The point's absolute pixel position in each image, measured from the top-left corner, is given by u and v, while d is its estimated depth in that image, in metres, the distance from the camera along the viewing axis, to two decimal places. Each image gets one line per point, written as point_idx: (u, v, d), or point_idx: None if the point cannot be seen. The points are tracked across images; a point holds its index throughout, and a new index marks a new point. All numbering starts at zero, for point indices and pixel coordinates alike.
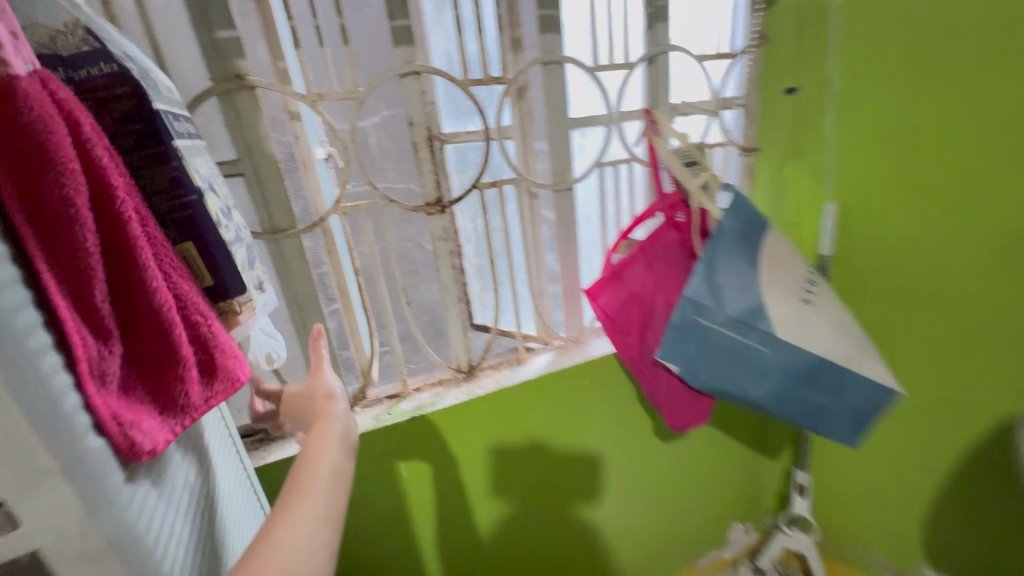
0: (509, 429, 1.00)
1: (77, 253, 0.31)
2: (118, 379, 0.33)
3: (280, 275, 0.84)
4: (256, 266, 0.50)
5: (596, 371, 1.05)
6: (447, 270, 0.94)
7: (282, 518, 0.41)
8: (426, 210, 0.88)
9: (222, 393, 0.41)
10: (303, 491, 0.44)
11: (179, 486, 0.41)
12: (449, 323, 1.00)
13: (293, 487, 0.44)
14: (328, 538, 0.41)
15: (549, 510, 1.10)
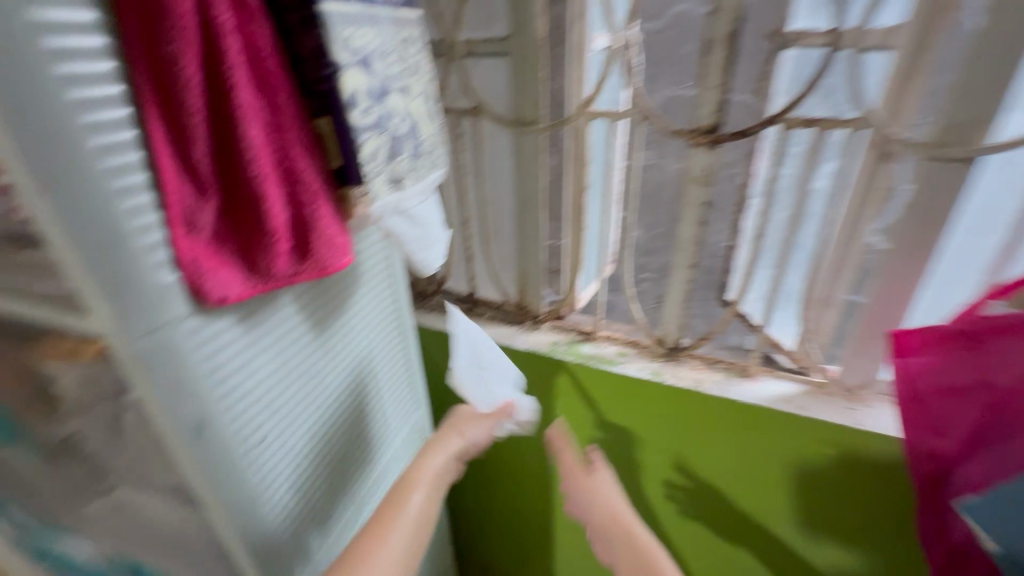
0: (687, 434, 0.82)
1: (181, 110, 0.33)
2: (211, 231, 0.37)
3: (516, 170, 0.82)
4: (402, 159, 0.46)
5: (846, 442, 0.70)
6: (689, 225, 0.74)
7: (373, 546, 0.50)
8: (693, 137, 0.67)
9: (309, 274, 0.43)
10: (395, 516, 0.52)
11: (279, 334, 0.47)
12: (670, 285, 0.81)
13: (389, 505, 0.53)
14: (409, 562, 0.51)
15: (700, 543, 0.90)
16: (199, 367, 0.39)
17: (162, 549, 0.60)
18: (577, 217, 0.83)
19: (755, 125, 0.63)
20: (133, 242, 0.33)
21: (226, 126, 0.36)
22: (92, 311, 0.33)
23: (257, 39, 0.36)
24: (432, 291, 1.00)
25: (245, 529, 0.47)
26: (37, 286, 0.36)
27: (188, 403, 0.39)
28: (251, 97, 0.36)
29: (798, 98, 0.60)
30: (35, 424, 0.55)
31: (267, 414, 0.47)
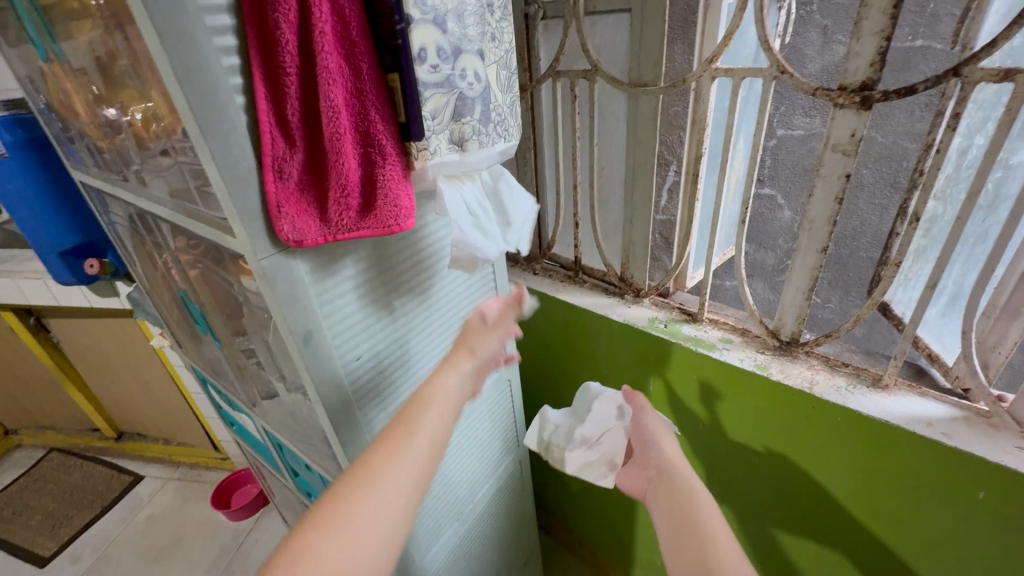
0: (792, 442, 0.74)
1: (279, 73, 0.40)
2: (296, 180, 0.44)
3: (629, 137, 0.79)
4: (468, 121, 0.50)
5: (1000, 483, 0.56)
6: (824, 202, 0.63)
7: (380, 466, 0.41)
8: (839, 100, 0.57)
9: (371, 228, 0.47)
10: (406, 435, 0.43)
11: (375, 273, 0.56)
12: (792, 273, 0.71)
13: (399, 418, 0.45)
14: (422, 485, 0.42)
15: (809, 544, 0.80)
16: (310, 287, 0.49)
17: (296, 434, 0.76)
18: (691, 188, 0.76)
19: (926, 80, 0.52)
20: (257, 182, 0.42)
21: (314, 88, 0.41)
22: (236, 233, 0.43)
23: (345, 8, 0.41)
24: (540, 256, 1.03)
25: (341, 426, 0.58)
26: (209, 211, 0.47)
27: (299, 311, 0.48)
28: (337, 63, 0.41)
29: (993, 42, 0.47)
30: (221, 322, 0.74)
31: (359, 336, 0.56)
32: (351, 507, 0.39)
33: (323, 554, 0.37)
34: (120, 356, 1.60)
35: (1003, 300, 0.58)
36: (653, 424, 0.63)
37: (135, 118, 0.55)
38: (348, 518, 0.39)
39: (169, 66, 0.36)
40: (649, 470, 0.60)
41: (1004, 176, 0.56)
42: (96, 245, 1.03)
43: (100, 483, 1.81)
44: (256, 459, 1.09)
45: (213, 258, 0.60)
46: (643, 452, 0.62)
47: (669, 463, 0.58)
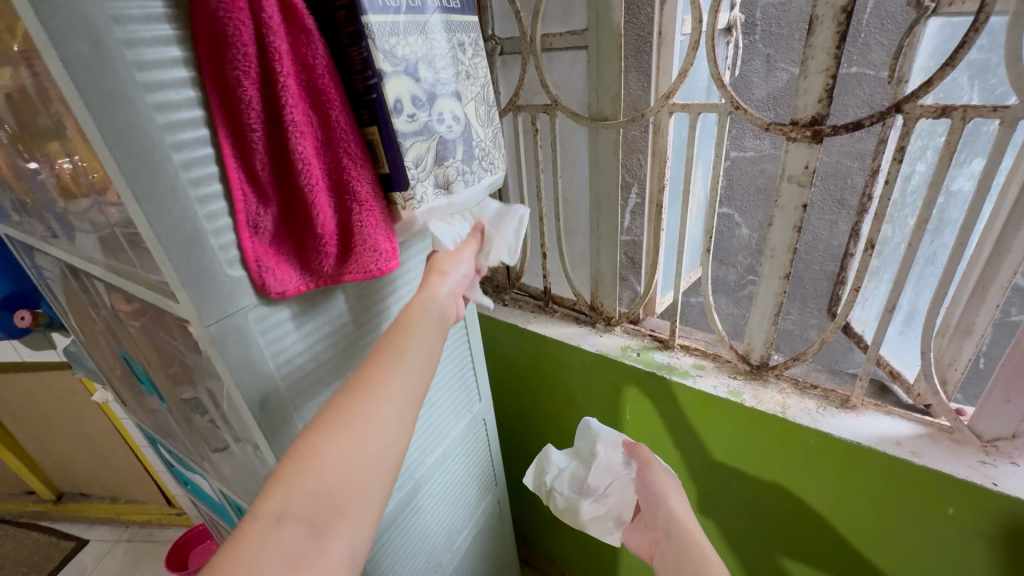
0: (767, 467, 0.74)
1: (244, 128, 0.38)
2: (271, 233, 0.42)
3: (592, 168, 0.79)
4: (451, 163, 0.49)
5: (966, 498, 0.58)
6: (784, 230, 0.65)
7: (379, 380, 0.40)
8: (791, 133, 0.58)
9: (354, 275, 0.46)
10: (401, 347, 0.42)
11: (339, 326, 0.52)
12: (757, 298, 0.72)
13: (390, 334, 0.43)
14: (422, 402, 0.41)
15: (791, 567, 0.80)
16: (266, 349, 0.45)
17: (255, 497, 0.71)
18: (656, 217, 0.77)
19: (871, 116, 0.54)
20: (210, 243, 0.39)
21: (283, 139, 0.39)
22: (178, 299, 0.40)
23: (314, 57, 0.39)
24: (508, 286, 1.01)
25: None
26: (148, 274, 0.43)
27: (253, 376, 0.45)
28: (303, 113, 0.40)
29: (929, 81, 0.49)
30: (168, 379, 0.68)
31: (323, 393, 0.53)
32: (355, 413, 0.38)
33: (324, 467, 0.35)
34: (57, 410, 1.47)
35: (955, 319, 0.61)
36: (660, 480, 0.62)
37: (63, 171, 0.50)
38: (348, 424, 0.37)
39: (98, 131, 0.32)
40: (655, 529, 0.59)
41: (947, 202, 0.58)
42: (28, 295, 0.95)
43: (37, 552, 1.64)
44: (214, 519, 1.01)
45: (159, 315, 0.56)
46: (650, 510, 0.60)
47: (678, 523, 0.57)
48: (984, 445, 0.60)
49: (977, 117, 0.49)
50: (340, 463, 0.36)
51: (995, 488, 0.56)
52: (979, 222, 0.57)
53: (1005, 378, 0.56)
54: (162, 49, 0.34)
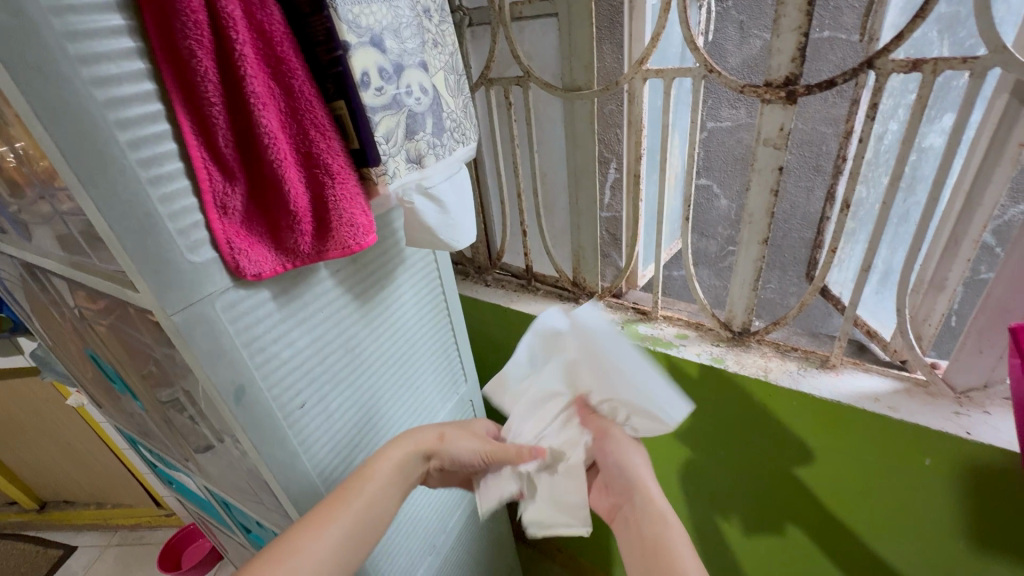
0: (754, 431, 0.75)
1: (201, 101, 0.35)
2: (241, 213, 0.40)
3: (568, 141, 0.78)
4: (421, 138, 0.47)
5: (943, 449, 0.59)
6: (761, 194, 0.65)
7: (322, 523, 0.48)
8: (766, 95, 0.58)
9: (334, 252, 0.44)
10: (343, 501, 0.50)
11: (318, 311, 0.51)
12: (737, 265, 0.73)
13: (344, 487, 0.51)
14: (357, 540, 0.49)
15: (778, 527, 0.82)
16: (238, 338, 0.44)
17: (242, 491, 0.69)
18: (634, 188, 0.76)
19: (843, 74, 0.53)
20: (168, 227, 0.37)
21: (244, 112, 0.37)
22: (139, 288, 0.38)
23: (269, 25, 0.37)
24: (490, 267, 1.00)
25: (289, 482, 0.52)
26: (106, 264, 0.41)
27: (226, 366, 0.43)
28: (265, 84, 0.38)
29: (900, 35, 0.49)
30: (141, 378, 0.66)
31: (307, 380, 0.51)
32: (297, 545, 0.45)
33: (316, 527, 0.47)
34: (32, 418, 1.42)
35: (928, 275, 0.62)
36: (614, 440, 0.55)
37: (7, 162, 0.48)
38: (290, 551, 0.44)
39: (31, 108, 0.30)
40: (614, 495, 0.55)
41: (919, 159, 0.59)
42: None
43: (23, 562, 1.60)
44: (202, 517, 1.00)
45: (122, 310, 0.53)
46: (607, 474, 0.55)
47: (639, 488, 0.52)
48: (958, 396, 0.61)
49: (948, 69, 0.49)
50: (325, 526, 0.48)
51: (969, 437, 0.57)
52: (950, 176, 0.58)
53: (977, 330, 0.57)
54: (100, 17, 0.31)
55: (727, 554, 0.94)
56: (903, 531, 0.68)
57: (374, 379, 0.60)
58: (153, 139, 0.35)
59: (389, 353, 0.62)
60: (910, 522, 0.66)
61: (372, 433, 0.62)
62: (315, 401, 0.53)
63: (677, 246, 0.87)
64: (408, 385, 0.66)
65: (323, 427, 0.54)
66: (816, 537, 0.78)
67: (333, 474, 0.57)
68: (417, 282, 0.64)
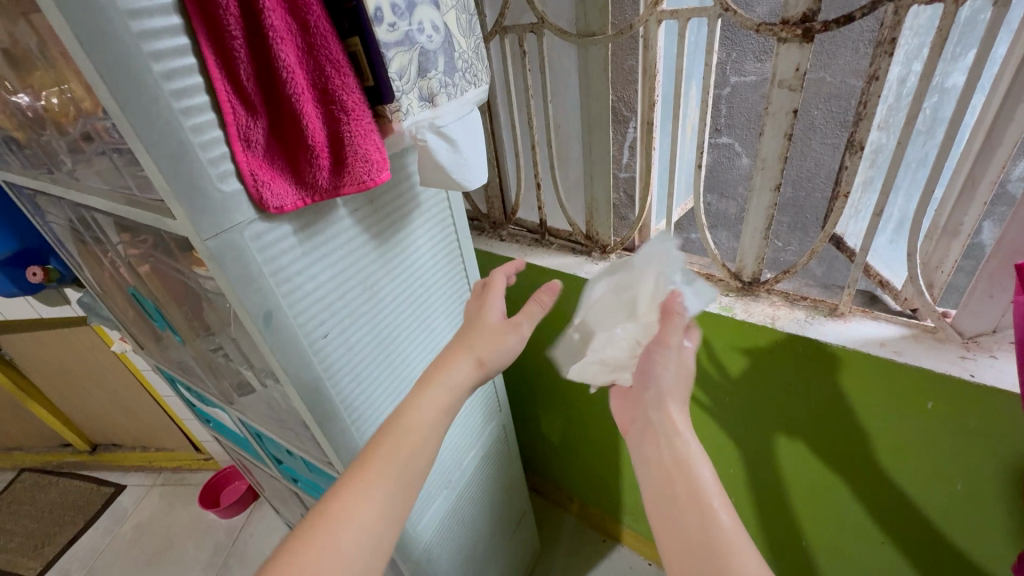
0: (758, 378, 0.77)
1: (224, 35, 0.38)
2: (264, 147, 0.43)
3: (582, 90, 0.78)
4: (433, 76, 0.48)
5: (946, 392, 0.60)
6: (774, 138, 0.64)
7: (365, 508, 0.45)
8: (781, 33, 0.57)
9: (350, 187, 0.47)
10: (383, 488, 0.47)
11: (340, 246, 0.54)
12: (749, 215, 0.73)
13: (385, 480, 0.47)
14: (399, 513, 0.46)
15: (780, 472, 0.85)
16: (265, 267, 0.47)
17: (273, 421, 0.75)
18: (647, 137, 0.76)
19: (863, 8, 0.52)
20: (199, 156, 0.40)
21: (263, 46, 0.39)
22: (175, 214, 0.41)
23: None
24: (505, 222, 1.02)
25: (315, 405, 0.57)
26: (145, 195, 0.45)
27: (256, 292, 0.47)
28: (283, 19, 0.39)
29: None
30: (179, 316, 0.71)
31: (329, 311, 0.55)
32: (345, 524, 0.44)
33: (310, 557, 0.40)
34: (81, 367, 1.53)
35: (943, 220, 0.61)
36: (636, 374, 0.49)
37: (54, 102, 0.52)
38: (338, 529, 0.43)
39: (74, 37, 0.33)
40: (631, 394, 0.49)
41: (940, 100, 0.57)
42: (36, 252, 0.98)
43: (80, 497, 1.76)
44: (238, 453, 1.08)
45: (158, 245, 0.58)
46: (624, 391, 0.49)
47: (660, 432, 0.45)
48: (966, 342, 0.62)
49: None
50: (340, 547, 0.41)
51: (973, 379, 0.58)
52: (970, 117, 0.56)
53: (988, 275, 0.57)
54: None
55: (731, 498, 0.97)
56: (902, 472, 0.70)
57: (391, 315, 0.64)
58: (184, 72, 0.38)
59: (404, 294, 0.65)
60: (908, 464, 0.68)
61: (392, 367, 0.66)
62: (337, 331, 0.56)
63: (690, 203, 0.87)
64: (422, 327, 0.70)
65: (345, 356, 0.58)
66: (817, 480, 0.80)
67: (354, 401, 0.61)
68: (431, 226, 0.67)
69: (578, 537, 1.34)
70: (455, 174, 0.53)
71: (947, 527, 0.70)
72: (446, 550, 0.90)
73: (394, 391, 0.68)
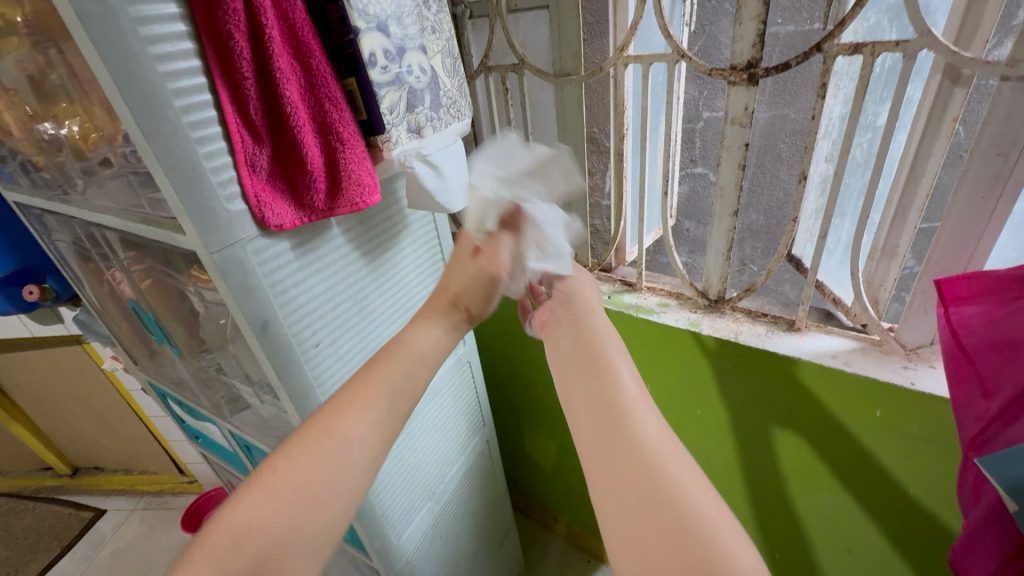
0: (726, 391, 0.82)
1: (237, 75, 0.44)
2: (267, 171, 0.48)
3: (560, 123, 0.85)
4: (421, 111, 0.54)
5: (891, 399, 0.65)
6: (730, 168, 0.71)
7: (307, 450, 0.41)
8: (730, 77, 0.65)
9: (344, 208, 0.52)
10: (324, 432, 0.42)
11: (331, 261, 0.59)
12: (712, 238, 0.79)
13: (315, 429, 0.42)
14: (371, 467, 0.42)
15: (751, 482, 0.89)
16: (263, 279, 0.52)
17: (264, 430, 0.78)
18: (619, 166, 0.83)
19: (797, 57, 0.60)
20: (210, 179, 0.45)
21: (271, 85, 0.45)
22: (186, 230, 0.46)
23: (292, 11, 0.44)
24: None
25: (306, 410, 0.60)
26: (157, 213, 0.50)
27: (254, 302, 0.51)
28: (289, 62, 0.45)
29: (842, 21, 0.55)
30: (177, 329, 0.75)
31: (319, 322, 0.59)
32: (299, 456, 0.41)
33: (236, 525, 0.36)
34: (68, 387, 1.54)
35: (882, 242, 0.68)
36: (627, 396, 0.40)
37: (75, 129, 0.57)
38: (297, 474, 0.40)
39: (108, 76, 0.38)
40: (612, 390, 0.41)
41: (872, 137, 0.65)
42: (36, 271, 1.01)
43: (58, 522, 1.73)
44: (225, 470, 1.09)
45: (161, 258, 0.62)
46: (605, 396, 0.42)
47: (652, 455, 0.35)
48: (908, 353, 0.67)
49: (884, 52, 0.55)
50: (263, 518, 0.37)
51: (913, 386, 0.63)
52: (898, 151, 0.64)
53: (920, 291, 0.63)
54: (162, 5, 0.40)
55: None
56: (859, 478, 0.74)
57: (379, 326, 0.68)
58: (200, 107, 0.43)
59: (392, 307, 0.69)
60: (864, 469, 0.73)
61: None
62: (327, 338, 0.60)
63: (661, 230, 0.93)
64: (409, 338, 0.74)
65: (336, 363, 0.62)
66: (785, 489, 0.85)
67: None
68: (419, 245, 0.72)
69: (564, 558, 1.35)
70: (439, 198, 0.59)
71: (901, 533, 0.74)
72: (429, 564, 0.91)
73: None
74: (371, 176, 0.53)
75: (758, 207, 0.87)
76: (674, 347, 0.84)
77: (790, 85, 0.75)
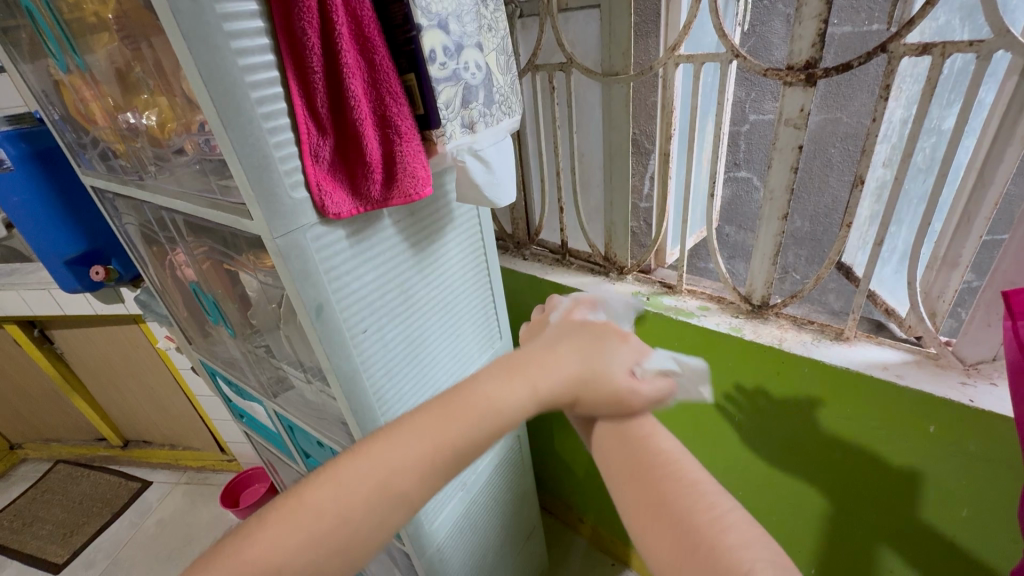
0: (768, 399, 0.80)
1: (307, 69, 0.46)
2: (328, 162, 0.51)
3: (605, 122, 0.85)
4: (474, 107, 0.56)
5: (947, 416, 0.62)
6: (781, 171, 0.70)
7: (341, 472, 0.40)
8: (786, 77, 0.63)
9: (397, 199, 0.54)
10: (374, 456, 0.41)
11: (380, 250, 0.61)
12: (758, 242, 0.77)
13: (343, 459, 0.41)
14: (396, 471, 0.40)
15: (791, 492, 0.87)
16: (319, 264, 0.54)
17: (308, 411, 0.82)
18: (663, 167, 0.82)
19: (859, 57, 0.58)
20: (278, 168, 0.48)
21: (337, 80, 0.47)
22: (253, 215, 0.49)
23: (361, 9, 0.46)
24: (528, 242, 1.08)
25: (352, 393, 0.62)
26: (227, 199, 0.53)
27: (309, 287, 0.53)
28: (355, 58, 0.48)
29: (911, 20, 0.54)
30: (233, 310, 0.79)
31: (366, 309, 0.61)
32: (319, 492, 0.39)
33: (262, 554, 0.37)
34: (124, 364, 1.64)
35: (943, 250, 0.65)
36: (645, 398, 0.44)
37: (153, 119, 0.61)
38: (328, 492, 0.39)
39: (194, 67, 0.41)
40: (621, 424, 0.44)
41: (937, 141, 0.62)
42: (103, 253, 1.08)
43: (108, 491, 1.84)
44: (266, 449, 1.14)
45: (222, 239, 0.65)
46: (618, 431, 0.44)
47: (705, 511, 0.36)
48: (967, 368, 0.64)
49: (956, 52, 0.53)
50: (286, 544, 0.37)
51: (972, 403, 0.60)
52: (965, 157, 0.61)
53: (983, 304, 0.60)
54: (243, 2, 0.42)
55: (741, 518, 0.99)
56: (907, 496, 0.71)
57: (421, 316, 0.69)
58: (273, 99, 0.46)
59: (433, 297, 0.71)
60: (913, 486, 0.70)
61: (418, 363, 0.71)
62: (372, 326, 0.62)
63: (702, 233, 0.92)
64: (448, 330, 0.76)
65: (380, 349, 0.65)
66: (825, 502, 0.82)
67: (382, 395, 0.67)
68: (463, 238, 0.74)
69: (588, 559, 1.34)
70: (488, 195, 0.60)
71: (951, 555, 0.71)
72: (458, 551, 0.93)
73: (421, 387, 0.73)
74: (424, 170, 0.55)
75: (805, 212, 0.84)
76: (715, 350, 0.82)
77: (846, 87, 0.73)
